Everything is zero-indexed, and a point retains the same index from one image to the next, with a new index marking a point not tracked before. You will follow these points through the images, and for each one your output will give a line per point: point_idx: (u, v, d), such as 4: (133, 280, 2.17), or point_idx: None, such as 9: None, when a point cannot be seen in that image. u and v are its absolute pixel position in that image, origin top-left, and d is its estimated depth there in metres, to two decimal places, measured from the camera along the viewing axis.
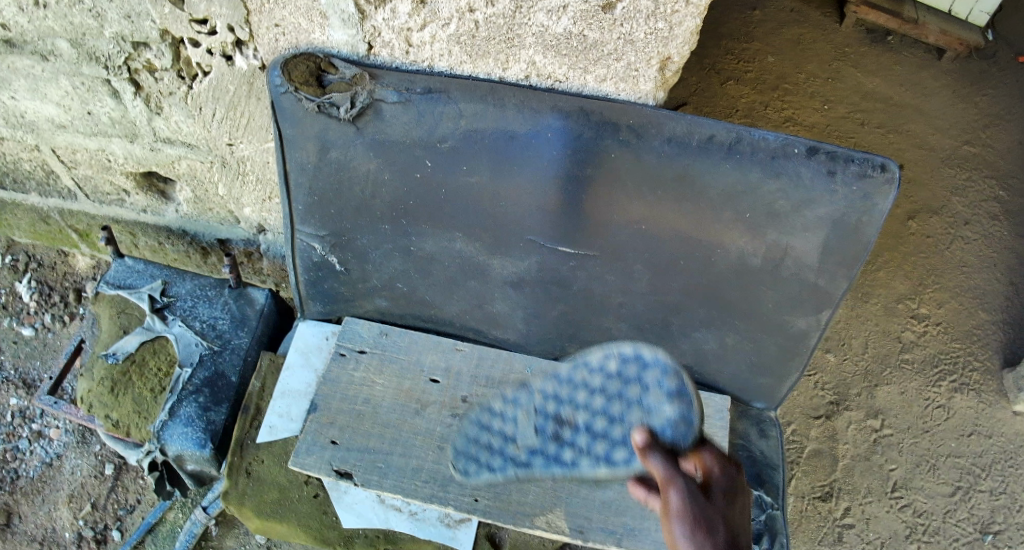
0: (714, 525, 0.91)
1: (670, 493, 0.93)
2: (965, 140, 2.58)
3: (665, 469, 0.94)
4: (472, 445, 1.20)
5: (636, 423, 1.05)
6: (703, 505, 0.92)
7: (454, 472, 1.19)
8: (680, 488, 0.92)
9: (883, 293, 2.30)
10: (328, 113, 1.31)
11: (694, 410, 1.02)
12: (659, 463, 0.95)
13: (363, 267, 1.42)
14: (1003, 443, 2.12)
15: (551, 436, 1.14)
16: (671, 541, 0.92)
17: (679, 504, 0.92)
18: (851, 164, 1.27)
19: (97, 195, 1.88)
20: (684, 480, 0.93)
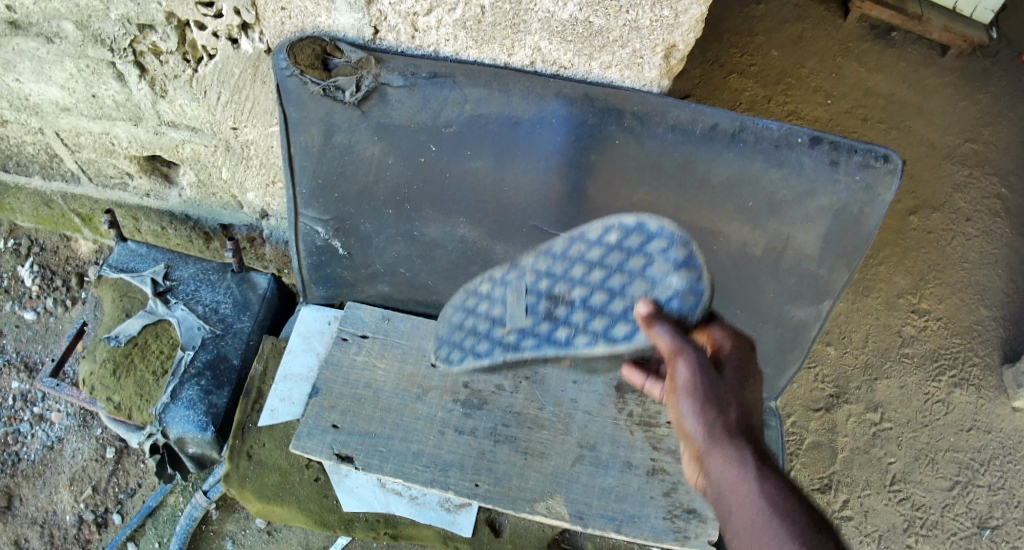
0: (719, 397, 1.03)
1: (678, 366, 1.02)
2: (968, 136, 2.58)
3: (673, 344, 1.02)
4: (463, 327, 1.26)
5: (639, 295, 1.11)
6: (711, 379, 1.03)
7: (436, 361, 1.28)
8: (688, 362, 1.02)
9: (883, 288, 2.29)
10: (333, 96, 1.32)
11: (703, 282, 1.07)
12: (665, 336, 1.03)
13: (366, 252, 1.41)
14: (1001, 439, 2.13)
15: (546, 314, 1.17)
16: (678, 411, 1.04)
17: (687, 378, 1.02)
18: (854, 155, 1.31)
19: (100, 178, 1.88)
20: (692, 353, 1.02)
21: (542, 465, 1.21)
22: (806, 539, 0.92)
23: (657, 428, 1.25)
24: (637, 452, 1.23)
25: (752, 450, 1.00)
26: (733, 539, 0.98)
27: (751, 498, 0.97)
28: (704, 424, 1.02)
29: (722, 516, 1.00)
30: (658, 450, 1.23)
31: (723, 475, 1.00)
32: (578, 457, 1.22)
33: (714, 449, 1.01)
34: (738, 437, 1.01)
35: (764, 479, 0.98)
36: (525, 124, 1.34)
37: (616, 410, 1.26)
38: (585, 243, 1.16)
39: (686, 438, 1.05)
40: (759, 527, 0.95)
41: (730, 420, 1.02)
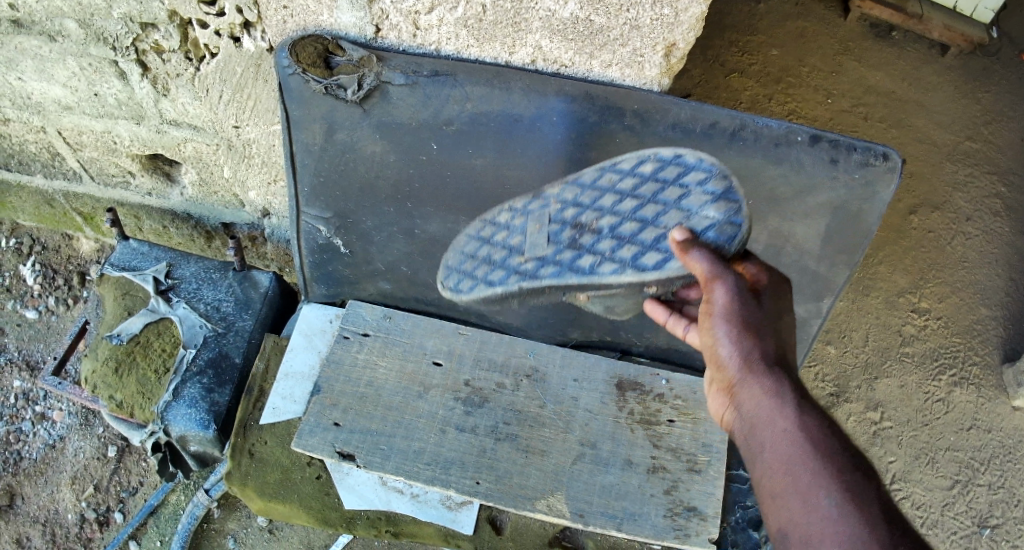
0: (758, 327, 1.00)
1: (715, 290, 1.03)
2: (968, 135, 2.58)
3: (710, 268, 1.04)
4: (480, 258, 1.32)
5: (674, 223, 1.15)
6: (748, 305, 1.01)
7: (446, 290, 1.36)
8: (724, 285, 1.02)
9: (883, 287, 2.30)
10: (335, 95, 1.35)
11: (741, 215, 1.11)
12: (702, 261, 1.05)
13: (368, 250, 1.41)
14: (1001, 438, 2.14)
15: (571, 240, 1.22)
16: (713, 339, 1.02)
17: (723, 302, 1.02)
18: (854, 153, 1.32)
19: (102, 177, 1.88)
20: (731, 278, 1.03)
21: (543, 462, 1.21)
22: (850, 483, 0.86)
23: (657, 425, 1.26)
24: (638, 450, 1.23)
25: (794, 385, 0.96)
26: (766, 479, 0.92)
27: (788, 432, 0.92)
28: (739, 352, 0.99)
29: (754, 454, 0.95)
30: (659, 448, 1.24)
31: (758, 407, 0.95)
32: (578, 455, 1.22)
33: (749, 379, 0.98)
34: (776, 370, 0.97)
35: (804, 415, 0.93)
36: (525, 122, 1.35)
37: (616, 406, 1.27)
38: (618, 175, 1.25)
39: (719, 371, 1.02)
40: (799, 465, 0.89)
41: (768, 352, 0.99)
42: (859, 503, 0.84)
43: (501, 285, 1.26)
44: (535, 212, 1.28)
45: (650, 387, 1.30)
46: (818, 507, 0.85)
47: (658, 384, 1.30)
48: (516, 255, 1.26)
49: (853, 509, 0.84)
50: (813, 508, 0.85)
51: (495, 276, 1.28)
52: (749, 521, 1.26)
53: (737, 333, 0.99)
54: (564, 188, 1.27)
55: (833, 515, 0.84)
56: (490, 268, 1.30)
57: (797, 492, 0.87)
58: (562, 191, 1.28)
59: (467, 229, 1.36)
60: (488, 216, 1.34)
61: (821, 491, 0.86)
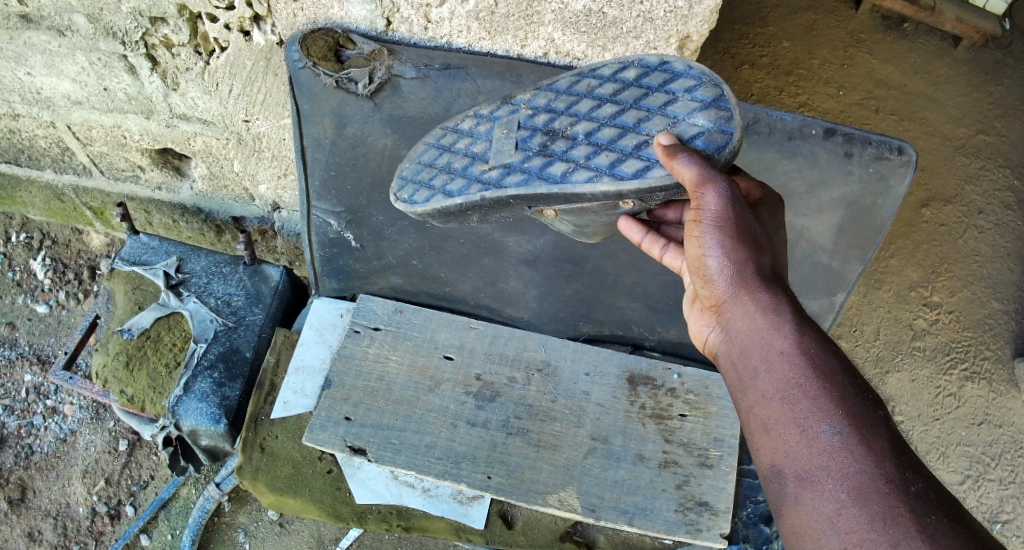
0: (754, 240, 0.93)
1: (707, 196, 0.93)
2: (980, 128, 2.55)
3: (702, 174, 0.95)
4: (440, 167, 1.23)
5: (659, 129, 1.08)
6: (742, 213, 0.93)
7: (399, 203, 1.23)
8: (718, 189, 0.93)
9: (895, 280, 2.28)
10: (346, 88, 1.35)
11: (734, 123, 1.02)
12: (692, 167, 0.96)
13: (379, 243, 1.40)
14: (1013, 433, 2.14)
15: (542, 147, 1.15)
16: (701, 249, 0.94)
17: (716, 209, 0.93)
18: (868, 147, 1.30)
19: (112, 171, 1.88)
20: (724, 182, 0.93)
21: (554, 457, 1.21)
22: (855, 413, 0.79)
23: (669, 420, 1.25)
24: (649, 444, 1.23)
25: (792, 303, 0.89)
26: (759, 407, 0.85)
27: (785, 355, 0.84)
28: (732, 264, 0.91)
29: (746, 377, 0.88)
30: (671, 442, 1.23)
31: (752, 326, 0.88)
32: (590, 449, 1.22)
33: (743, 295, 0.90)
34: (772, 286, 0.90)
35: (804, 335, 0.85)
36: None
37: (628, 400, 1.27)
38: (599, 80, 1.18)
39: (707, 287, 0.95)
40: (797, 391, 0.82)
41: (762, 265, 0.92)
42: (866, 436, 0.77)
43: (460, 195, 1.16)
44: (504, 117, 1.21)
45: (662, 381, 1.29)
46: (820, 439, 0.78)
47: (670, 378, 1.29)
48: (480, 163, 1.19)
49: (859, 441, 0.77)
50: (814, 440, 0.79)
51: (455, 186, 1.19)
52: (760, 516, 1.26)
53: (729, 242, 0.92)
54: (536, 93, 1.21)
55: (837, 449, 0.77)
56: (449, 178, 1.20)
57: (796, 422, 0.80)
58: (534, 97, 1.22)
59: (427, 139, 1.28)
60: (447, 123, 1.27)
61: (823, 421, 0.79)
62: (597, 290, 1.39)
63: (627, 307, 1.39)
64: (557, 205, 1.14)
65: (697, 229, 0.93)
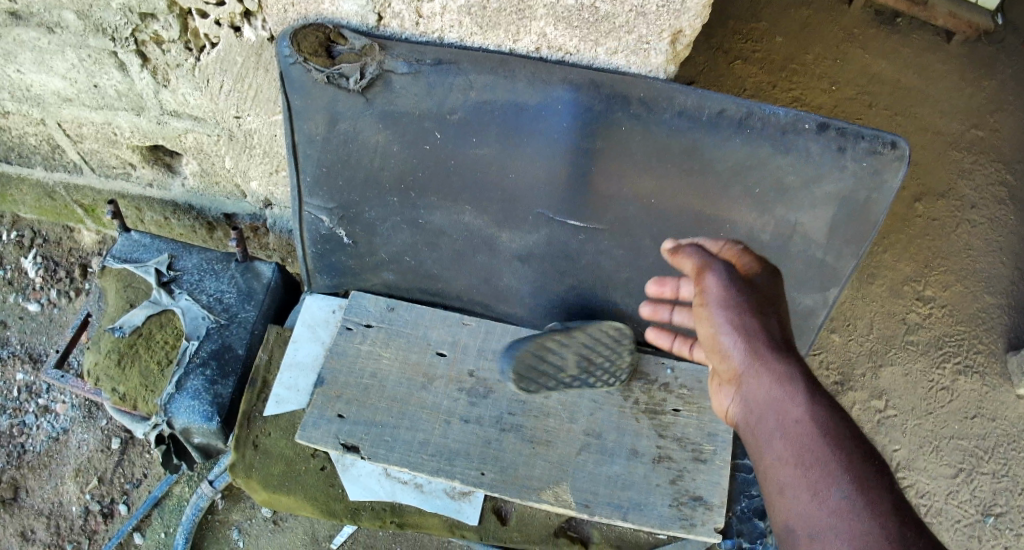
0: (759, 312, 0.97)
1: (707, 279, 1.00)
2: (973, 123, 2.56)
3: (700, 257, 1.02)
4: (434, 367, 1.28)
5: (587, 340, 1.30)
6: (742, 290, 0.98)
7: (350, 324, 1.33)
8: (716, 273, 1.00)
9: (888, 274, 2.29)
10: (337, 84, 1.28)
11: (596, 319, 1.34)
12: (692, 255, 1.03)
13: (371, 240, 1.38)
14: (1006, 427, 2.14)
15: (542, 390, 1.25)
16: (710, 324, 0.98)
17: (717, 289, 0.98)
18: (861, 141, 1.29)
19: (103, 168, 1.87)
20: (722, 265, 1.00)
21: (548, 453, 1.21)
22: (861, 476, 0.82)
23: (662, 415, 1.26)
24: (643, 440, 1.23)
25: (804, 373, 0.92)
26: (775, 470, 0.87)
27: (799, 421, 0.87)
28: (742, 333, 0.95)
29: (762, 443, 0.90)
30: (664, 437, 1.24)
31: (766, 394, 0.92)
32: (584, 444, 1.22)
33: (757, 364, 0.93)
34: (785, 355, 0.94)
35: (817, 402, 0.89)
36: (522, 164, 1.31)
37: (622, 395, 1.26)
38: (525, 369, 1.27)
39: (722, 361, 0.98)
40: (809, 455, 0.84)
41: (771, 333, 0.96)
42: (873, 498, 0.80)
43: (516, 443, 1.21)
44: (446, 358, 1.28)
45: (655, 376, 1.29)
46: (829, 503, 0.81)
47: (664, 374, 1.29)
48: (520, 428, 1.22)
49: (866, 505, 0.79)
50: (823, 503, 0.81)
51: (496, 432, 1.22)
52: (754, 511, 1.26)
53: (736, 315, 0.96)
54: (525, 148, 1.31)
55: (847, 511, 0.79)
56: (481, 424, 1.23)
57: (807, 485, 0.83)
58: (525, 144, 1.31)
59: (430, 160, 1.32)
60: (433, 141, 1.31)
61: (832, 485, 0.81)
62: (592, 286, 1.35)
63: (623, 304, 1.35)
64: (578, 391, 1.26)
65: (703, 308, 0.98)
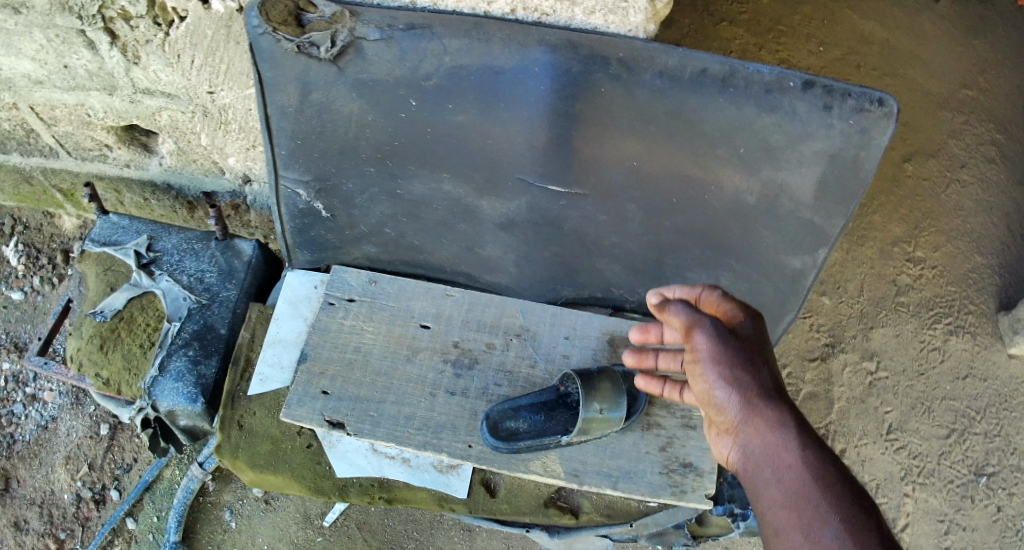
0: (751, 365, 0.96)
1: (696, 336, 0.98)
2: (963, 83, 2.52)
3: (689, 315, 1.00)
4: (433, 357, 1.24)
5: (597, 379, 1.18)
6: (733, 344, 0.97)
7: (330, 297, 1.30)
8: (705, 330, 0.98)
9: (878, 235, 2.27)
10: (308, 53, 1.26)
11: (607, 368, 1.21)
12: (680, 312, 1.01)
13: (350, 213, 1.33)
14: (996, 386, 2.18)
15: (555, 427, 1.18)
16: (704, 381, 0.97)
17: (708, 347, 0.96)
18: (848, 99, 1.27)
19: (79, 151, 1.84)
20: (711, 322, 0.98)
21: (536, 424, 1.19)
22: (852, 520, 0.82)
23: None
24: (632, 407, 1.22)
25: (798, 422, 0.92)
26: (768, 516, 0.87)
27: (792, 468, 0.88)
28: (735, 387, 0.94)
29: (757, 491, 0.90)
30: (653, 405, 1.23)
31: (762, 445, 0.91)
32: None
33: (751, 416, 0.93)
34: (778, 403, 0.93)
35: (809, 451, 0.89)
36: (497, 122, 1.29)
37: (609, 363, 1.25)
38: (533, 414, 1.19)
39: (718, 414, 0.97)
40: (801, 501, 0.85)
41: (763, 383, 0.95)
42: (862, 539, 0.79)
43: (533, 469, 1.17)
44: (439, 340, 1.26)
45: None
46: (820, 544, 0.81)
47: None
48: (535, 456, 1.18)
49: None
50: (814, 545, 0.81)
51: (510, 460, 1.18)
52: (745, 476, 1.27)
53: (729, 371, 0.95)
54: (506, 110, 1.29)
55: None
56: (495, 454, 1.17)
57: (800, 528, 0.83)
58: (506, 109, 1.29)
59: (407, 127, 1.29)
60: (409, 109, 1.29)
61: (822, 528, 0.81)
62: (576, 253, 1.32)
63: (607, 270, 1.32)
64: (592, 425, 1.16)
65: (695, 366, 0.97)
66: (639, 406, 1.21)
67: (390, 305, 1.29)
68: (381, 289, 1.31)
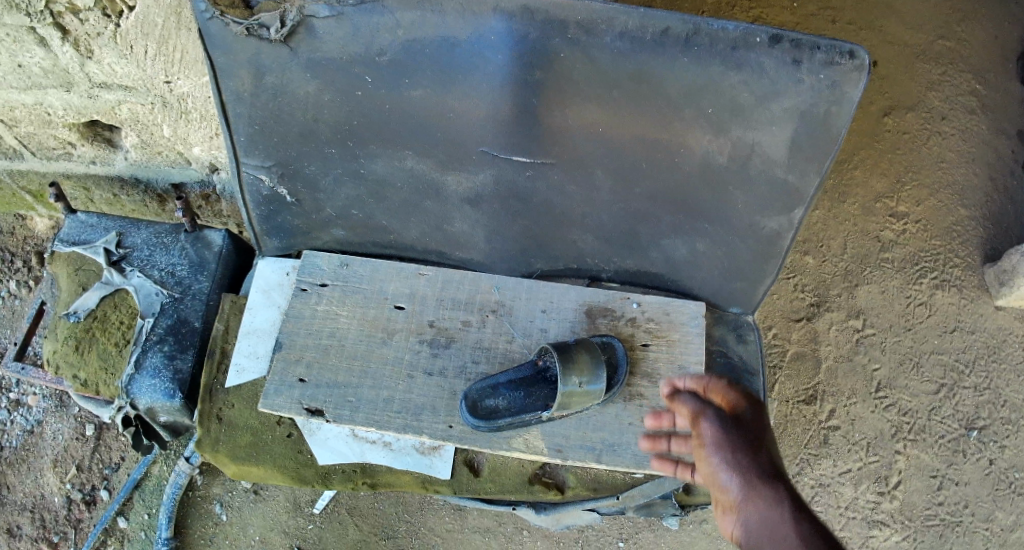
0: (752, 450, 1.00)
1: (701, 423, 1.04)
2: (940, 34, 2.47)
3: (695, 404, 1.06)
4: (412, 339, 1.22)
5: (575, 355, 1.14)
6: (736, 431, 1.02)
7: (300, 284, 1.28)
8: (709, 417, 1.04)
9: (860, 192, 2.24)
10: (258, 36, 1.18)
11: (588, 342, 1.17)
12: (687, 401, 1.07)
13: (316, 197, 1.34)
14: (985, 338, 2.17)
15: (535, 404, 1.16)
16: (708, 466, 1.01)
17: (710, 433, 1.02)
18: (817, 52, 1.18)
19: (43, 151, 1.80)
20: (715, 411, 1.04)
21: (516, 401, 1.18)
22: None
23: (632, 351, 1.23)
24: None
25: (794, 500, 0.94)
26: None
27: (785, 540, 0.89)
28: (737, 470, 0.98)
29: None
30: (635, 375, 1.21)
31: (761, 521, 0.93)
32: None
33: (751, 495, 0.95)
34: (776, 484, 0.96)
35: (805, 525, 0.90)
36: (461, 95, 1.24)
37: (588, 334, 1.24)
38: (513, 392, 1.17)
39: (721, 497, 0.99)
40: None
41: (764, 466, 0.99)
42: None
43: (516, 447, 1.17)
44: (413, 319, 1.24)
45: (621, 312, 1.26)
46: None
47: (631, 308, 1.26)
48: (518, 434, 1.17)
49: None
50: None
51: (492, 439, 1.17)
52: None
53: (729, 454, 1.00)
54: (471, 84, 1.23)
55: None
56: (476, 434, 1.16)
57: None
58: (469, 79, 1.23)
59: (366, 105, 1.25)
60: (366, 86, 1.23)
61: None
62: (546, 225, 1.34)
63: (580, 241, 1.35)
64: (572, 401, 1.14)
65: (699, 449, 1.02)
66: (619, 378, 1.19)
67: (362, 288, 1.27)
68: (351, 273, 1.29)
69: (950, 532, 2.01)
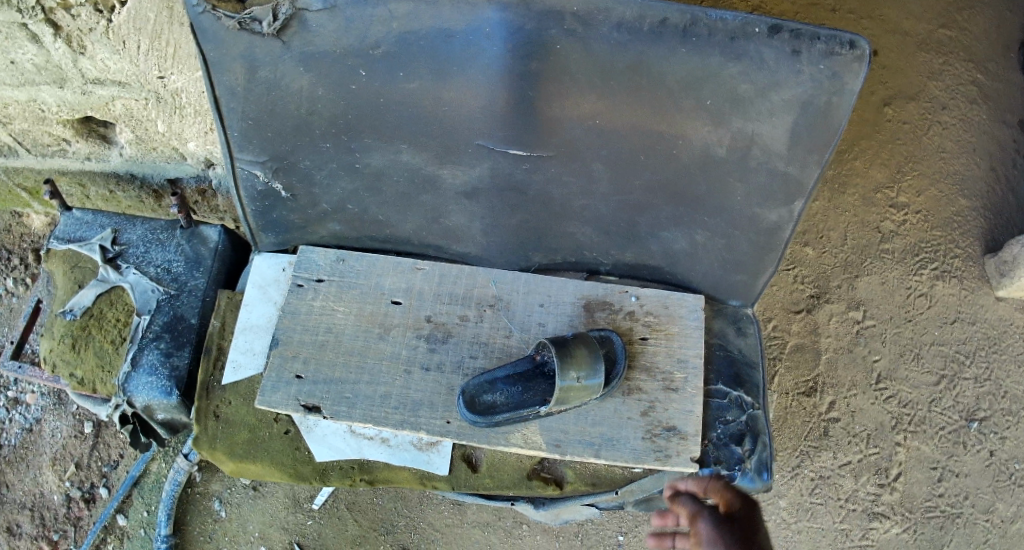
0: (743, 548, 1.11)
1: (697, 523, 1.13)
2: (941, 22, 2.45)
3: (692, 505, 1.15)
4: (410, 335, 1.22)
5: (574, 350, 1.13)
6: (728, 531, 1.12)
7: (297, 279, 1.27)
8: (705, 518, 1.13)
9: (860, 183, 2.23)
10: (250, 30, 1.18)
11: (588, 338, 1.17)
12: (686, 501, 1.16)
13: (311, 191, 1.33)
14: (986, 329, 2.17)
15: (533, 400, 1.15)
16: None
17: (707, 533, 1.12)
18: (816, 42, 1.18)
19: (37, 147, 1.79)
20: (710, 512, 1.14)
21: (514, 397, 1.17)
22: None
23: (630, 345, 1.22)
24: None
25: None
26: None
27: None
28: None
29: None
30: (634, 368, 1.21)
31: None
32: None
33: None
34: None
35: None
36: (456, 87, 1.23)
37: (586, 328, 1.23)
38: (511, 387, 1.16)
39: None
40: None
41: None
42: None
43: (513, 443, 1.16)
44: (410, 315, 1.23)
45: (620, 305, 1.25)
46: None
47: (629, 301, 1.26)
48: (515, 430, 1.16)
49: None
50: None
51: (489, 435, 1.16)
52: (730, 436, 1.24)
53: None
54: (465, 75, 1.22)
55: None
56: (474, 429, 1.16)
57: None
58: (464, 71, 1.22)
59: (360, 98, 1.24)
60: (360, 79, 1.22)
61: None
62: (543, 218, 1.33)
63: (579, 234, 1.34)
64: (570, 397, 1.13)
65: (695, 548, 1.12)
66: (618, 371, 1.18)
67: (359, 282, 1.26)
68: (347, 268, 1.28)
69: (952, 524, 2.00)
